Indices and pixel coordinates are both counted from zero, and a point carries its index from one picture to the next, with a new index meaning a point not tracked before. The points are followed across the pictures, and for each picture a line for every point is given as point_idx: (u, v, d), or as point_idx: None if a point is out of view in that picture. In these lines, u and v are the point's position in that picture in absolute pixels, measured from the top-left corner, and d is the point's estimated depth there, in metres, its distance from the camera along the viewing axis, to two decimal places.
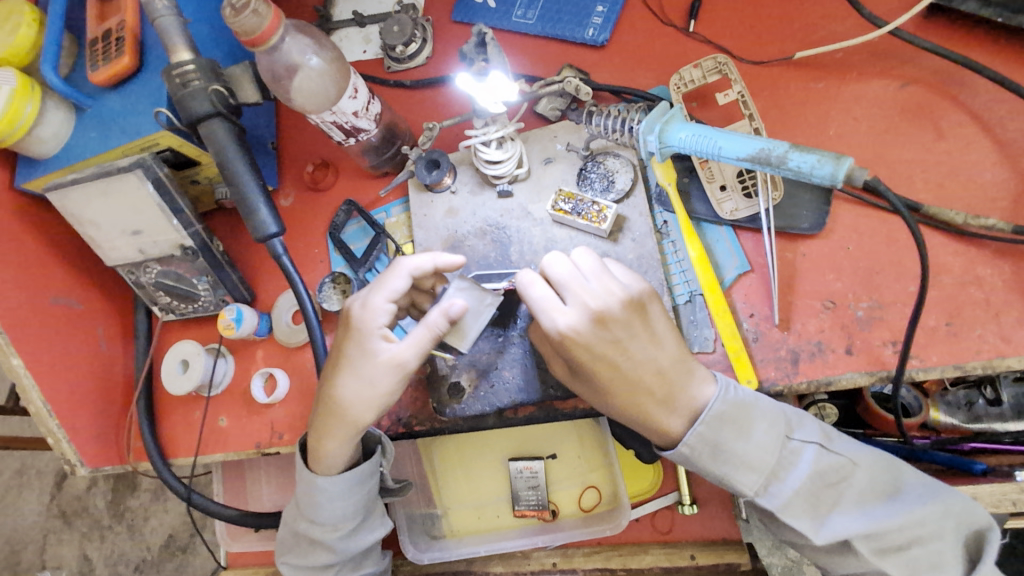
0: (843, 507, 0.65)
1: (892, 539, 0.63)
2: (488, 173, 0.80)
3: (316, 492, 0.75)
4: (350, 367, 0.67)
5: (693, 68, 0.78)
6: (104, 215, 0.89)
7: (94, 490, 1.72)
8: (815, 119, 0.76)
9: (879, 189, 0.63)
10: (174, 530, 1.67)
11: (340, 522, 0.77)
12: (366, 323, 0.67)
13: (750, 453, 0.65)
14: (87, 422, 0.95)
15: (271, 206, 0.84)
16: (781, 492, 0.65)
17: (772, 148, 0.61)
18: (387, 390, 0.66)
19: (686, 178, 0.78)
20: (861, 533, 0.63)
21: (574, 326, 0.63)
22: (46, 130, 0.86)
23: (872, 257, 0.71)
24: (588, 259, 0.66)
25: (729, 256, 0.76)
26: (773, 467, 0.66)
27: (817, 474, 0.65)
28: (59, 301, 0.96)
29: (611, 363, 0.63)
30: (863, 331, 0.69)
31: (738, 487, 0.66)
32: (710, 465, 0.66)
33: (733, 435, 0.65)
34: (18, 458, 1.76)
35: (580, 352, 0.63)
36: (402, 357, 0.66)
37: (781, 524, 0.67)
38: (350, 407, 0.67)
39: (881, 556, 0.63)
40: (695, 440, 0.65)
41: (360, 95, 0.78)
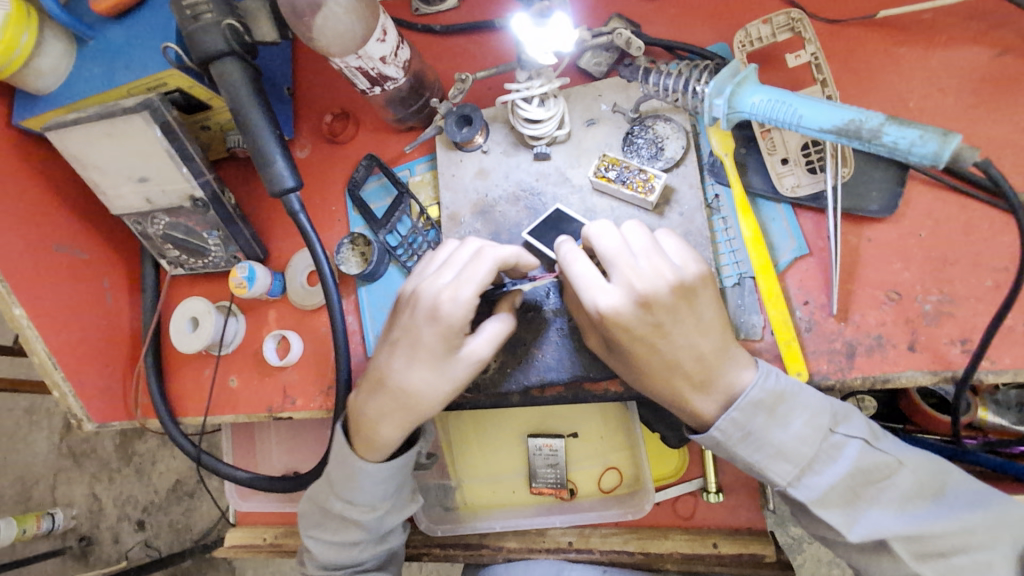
0: (881, 505, 0.59)
1: (935, 543, 0.57)
2: (526, 132, 0.73)
3: (360, 475, 0.71)
4: (431, 363, 0.65)
5: (762, 23, 0.71)
6: (109, 159, 0.83)
7: (102, 433, 1.71)
8: (894, 89, 0.68)
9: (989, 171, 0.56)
10: (180, 475, 1.68)
11: (379, 502, 0.74)
12: (456, 318, 0.63)
13: (786, 441, 0.59)
14: (93, 376, 0.92)
15: (288, 158, 0.78)
16: (817, 484, 0.59)
17: (863, 120, 0.54)
18: (462, 385, 0.66)
19: (744, 149, 0.71)
20: (901, 535, 0.57)
21: (618, 308, 0.58)
22: (45, 62, 0.79)
23: (946, 246, 0.65)
24: (641, 235, 0.61)
25: (786, 237, 0.70)
26: (810, 457, 0.60)
27: (858, 470, 0.59)
28: (62, 249, 0.91)
29: (653, 349, 0.59)
30: (929, 327, 0.64)
31: (768, 476, 0.61)
32: (740, 452, 0.61)
33: (768, 422, 0.60)
34: (27, 398, 1.77)
35: (620, 335, 0.59)
36: (481, 353, 0.65)
37: (812, 517, 0.61)
38: (427, 403, 0.66)
39: (919, 560, 0.57)
40: (727, 425, 0.60)
41: (389, 39, 0.71)
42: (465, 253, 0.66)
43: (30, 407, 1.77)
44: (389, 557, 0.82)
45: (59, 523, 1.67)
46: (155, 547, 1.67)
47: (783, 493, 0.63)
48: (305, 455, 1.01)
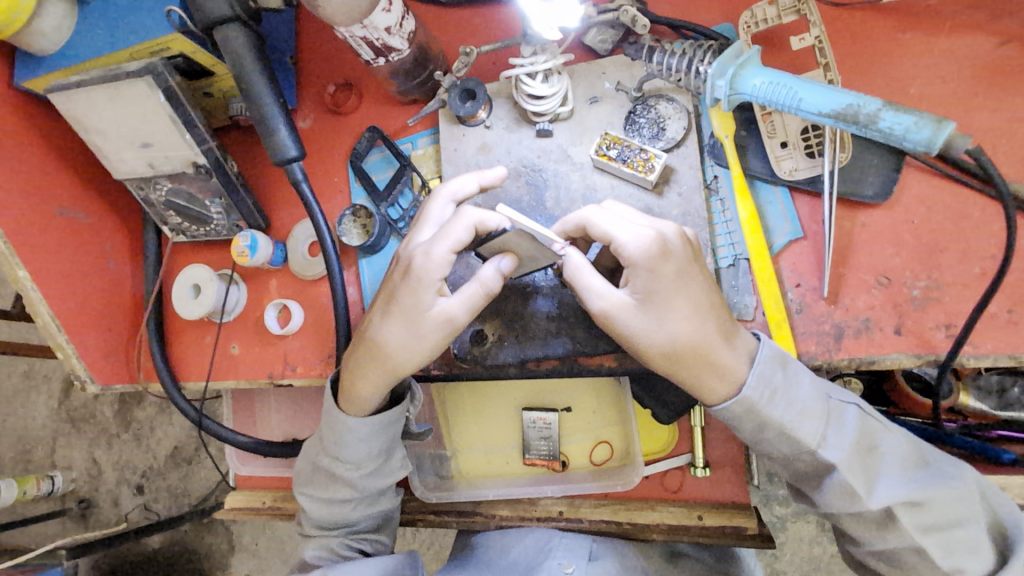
0: (890, 469, 0.61)
1: (934, 515, 0.59)
2: (529, 108, 0.73)
3: (343, 429, 0.75)
4: (403, 317, 0.67)
5: (768, 4, 0.70)
6: (112, 123, 0.83)
7: (101, 399, 1.73)
8: (895, 76, 0.69)
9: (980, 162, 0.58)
10: (179, 442, 1.70)
11: (363, 460, 0.77)
12: (427, 272, 0.65)
13: (806, 400, 0.61)
14: (96, 339, 0.94)
15: (292, 127, 0.78)
16: (843, 443, 0.61)
17: (862, 105, 0.55)
18: (431, 344, 0.67)
19: (744, 131, 0.72)
20: (911, 500, 0.59)
21: (656, 238, 0.60)
22: (47, 23, 0.78)
23: (937, 234, 0.66)
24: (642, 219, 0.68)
25: (782, 220, 0.71)
26: (828, 417, 0.62)
27: (862, 433, 0.62)
28: (64, 213, 0.92)
29: (682, 292, 0.60)
30: (916, 312, 0.65)
31: (799, 437, 0.61)
32: (771, 411, 0.61)
33: (786, 378, 0.62)
34: (26, 362, 1.79)
35: (661, 272, 0.60)
36: (452, 311, 0.66)
37: (829, 486, 0.61)
38: (399, 356, 0.67)
39: (925, 532, 0.59)
40: (758, 380, 0.61)
41: (394, 9, 0.71)
42: (440, 206, 0.70)
43: (27, 371, 1.79)
44: (384, 522, 0.85)
45: (59, 485, 1.71)
46: (154, 511, 1.71)
47: (806, 461, 0.63)
48: (304, 423, 1.03)
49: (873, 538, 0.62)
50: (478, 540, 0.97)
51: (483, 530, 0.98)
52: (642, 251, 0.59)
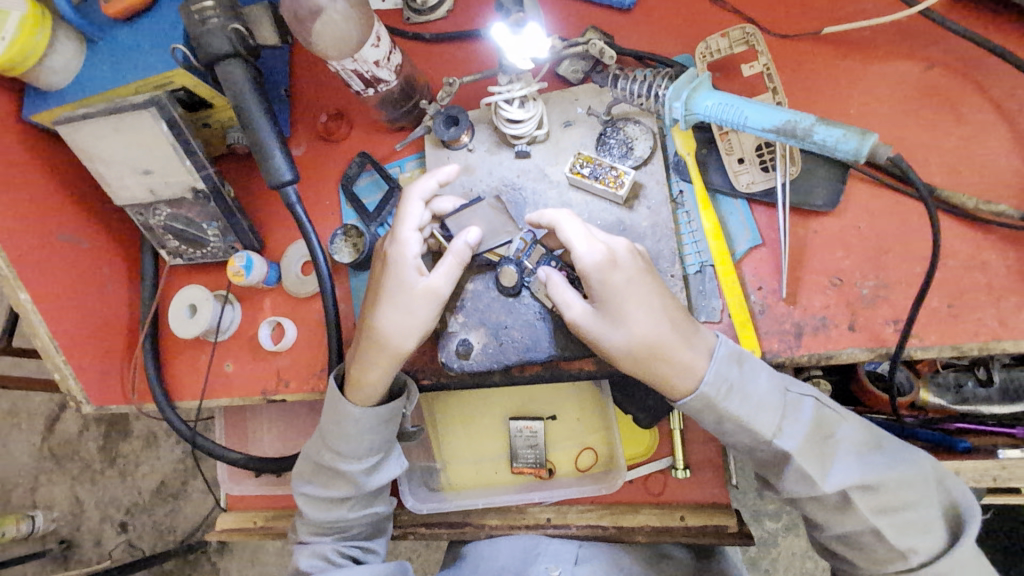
0: (846, 455, 0.65)
1: (889, 497, 0.63)
2: (508, 132, 0.79)
3: (349, 419, 0.79)
4: (389, 300, 0.74)
5: (720, 37, 0.78)
6: (115, 153, 0.88)
7: (87, 434, 1.73)
8: (837, 98, 0.76)
9: (908, 172, 0.66)
10: (165, 477, 1.70)
11: (364, 454, 0.81)
12: (401, 255, 0.75)
13: (762, 394, 0.65)
14: (93, 361, 0.97)
15: (286, 153, 0.84)
16: (795, 433, 0.65)
17: (798, 120, 0.63)
18: (422, 318, 0.74)
19: (705, 150, 0.79)
20: (863, 482, 0.63)
21: (606, 252, 0.67)
22: (57, 61, 0.84)
23: (881, 238, 0.72)
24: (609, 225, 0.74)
25: (742, 229, 0.77)
26: (783, 409, 0.66)
27: (817, 423, 0.66)
28: (66, 238, 0.95)
29: (632, 297, 0.66)
30: (867, 309, 0.71)
31: (756, 429, 0.65)
32: (728, 406, 0.65)
33: (742, 374, 0.66)
34: (9, 400, 1.78)
35: (609, 279, 0.66)
36: (435, 285, 0.74)
37: (787, 474, 0.65)
38: (393, 336, 0.74)
39: (878, 513, 0.63)
40: (714, 377, 0.65)
41: (382, 44, 0.77)
42: (415, 206, 0.76)
43: (9, 409, 1.78)
44: (376, 531, 0.89)
45: (40, 524, 1.69)
46: (139, 548, 1.69)
47: (763, 451, 0.67)
48: (296, 439, 1.06)
49: (833, 521, 0.65)
50: (467, 549, 0.99)
51: (473, 540, 1.00)
52: (592, 262, 0.66)
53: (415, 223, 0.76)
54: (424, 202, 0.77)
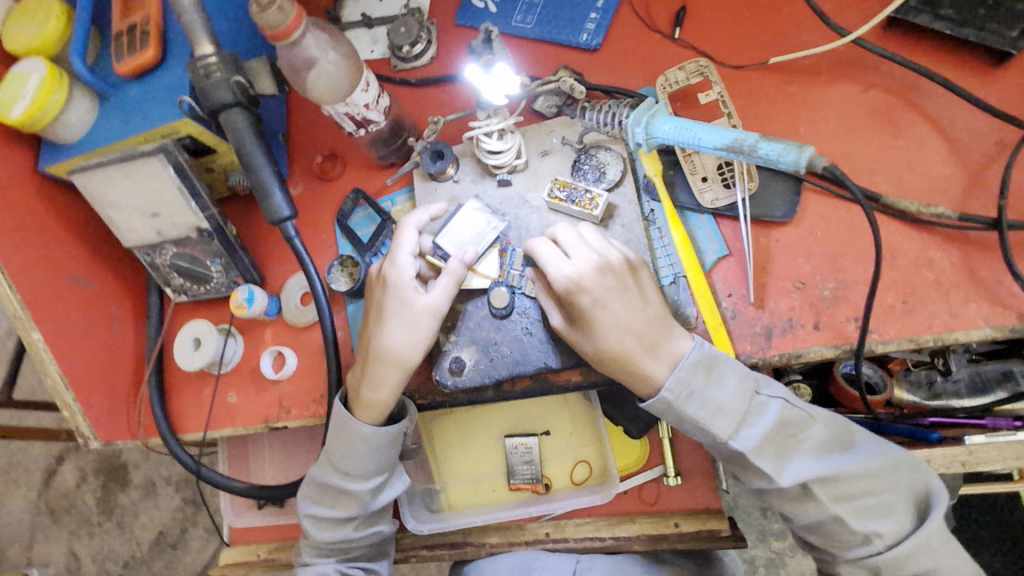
0: (804, 453, 0.69)
1: (846, 486, 0.67)
2: (489, 162, 0.86)
3: (358, 440, 0.82)
4: (393, 318, 0.80)
5: (678, 70, 0.87)
6: (124, 197, 0.94)
7: (84, 487, 1.75)
8: (787, 119, 0.84)
9: (845, 181, 0.69)
10: (163, 527, 1.71)
11: (371, 474, 0.85)
12: (399, 278, 0.80)
13: (723, 398, 0.69)
14: (100, 397, 1.00)
15: (285, 192, 0.90)
16: (753, 435, 0.68)
17: (744, 139, 0.68)
18: (425, 334, 0.79)
19: (671, 170, 0.86)
20: (819, 476, 0.67)
21: (570, 278, 0.70)
22: (73, 116, 0.92)
23: (837, 243, 0.78)
24: (591, 233, 0.75)
25: (710, 241, 0.83)
26: (743, 413, 0.69)
27: (781, 424, 0.69)
28: (76, 280, 1.01)
29: (598, 316, 0.71)
30: (829, 309, 0.76)
31: (712, 431, 0.69)
32: (687, 410, 0.70)
33: (706, 382, 0.69)
34: (6, 456, 1.79)
35: (575, 302, 0.71)
36: (435, 302, 0.79)
37: (749, 468, 0.70)
38: (401, 352, 0.80)
39: (837, 502, 0.67)
40: (675, 384, 0.69)
41: (371, 89, 0.85)
42: (409, 235, 0.82)
43: (6, 465, 1.79)
44: (379, 553, 0.92)
45: None
46: None
47: (723, 449, 0.71)
48: (297, 466, 1.09)
49: (803, 512, 0.69)
50: (471, 568, 1.03)
51: (476, 559, 1.03)
52: (559, 283, 0.71)
53: (410, 249, 0.82)
54: (417, 231, 0.83)
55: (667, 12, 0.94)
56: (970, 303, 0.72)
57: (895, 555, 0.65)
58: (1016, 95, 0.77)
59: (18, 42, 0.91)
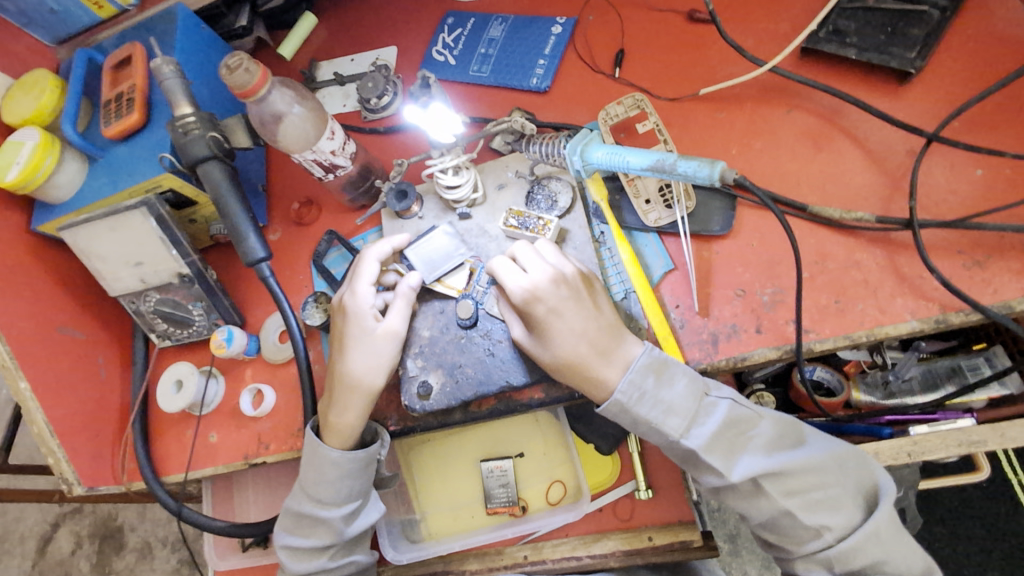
0: (754, 449, 0.71)
1: (795, 480, 0.69)
2: (447, 197, 0.91)
3: (328, 464, 0.85)
4: (356, 345, 0.85)
5: (617, 105, 0.95)
6: (110, 249, 1.01)
7: (80, 553, 1.85)
8: (720, 142, 0.91)
9: (747, 185, 0.73)
10: None
11: (344, 500, 0.86)
12: (359, 307, 0.85)
13: (673, 398, 0.72)
14: (84, 443, 1.03)
15: (259, 235, 0.96)
16: (702, 433, 0.71)
17: (666, 158, 0.74)
18: (387, 357, 0.85)
19: (618, 196, 0.92)
20: (768, 471, 0.69)
21: (528, 288, 0.75)
22: (63, 177, 0.99)
23: (773, 251, 0.83)
24: (546, 248, 0.81)
25: (656, 257, 0.88)
26: (693, 413, 0.72)
27: (730, 422, 0.72)
28: (65, 330, 1.05)
29: (554, 323, 0.75)
30: (769, 313, 0.81)
31: (664, 430, 0.72)
32: (640, 410, 0.73)
33: (657, 384, 0.73)
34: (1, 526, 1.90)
35: (531, 311, 0.75)
36: (393, 325, 0.85)
37: (701, 465, 0.72)
38: (365, 377, 0.84)
39: (787, 496, 0.69)
40: (628, 386, 0.72)
41: (337, 137, 0.92)
42: (370, 266, 0.87)
43: (3, 534, 1.89)
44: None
45: None
46: None
47: (677, 449, 0.73)
48: (280, 503, 1.11)
49: (755, 510, 0.71)
50: None
51: None
52: (517, 296, 0.76)
53: (370, 279, 0.87)
54: (379, 261, 0.88)
55: (608, 54, 1.02)
56: (897, 299, 0.76)
57: (846, 545, 0.67)
58: (924, 108, 0.84)
59: (15, 114, 1.00)
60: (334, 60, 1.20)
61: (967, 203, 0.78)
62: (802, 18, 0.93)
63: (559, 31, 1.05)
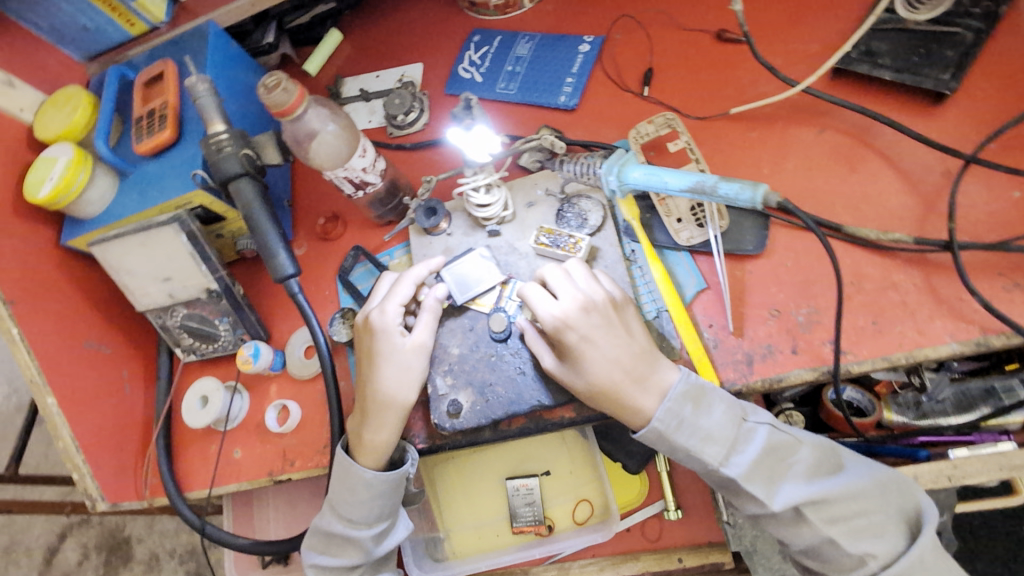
0: (795, 477, 0.70)
1: (837, 508, 0.68)
2: (477, 214, 0.92)
3: (361, 485, 0.84)
4: (385, 362, 0.85)
5: (648, 123, 0.96)
6: (140, 264, 1.01)
7: (87, 564, 1.84)
8: (751, 162, 0.91)
9: (791, 208, 0.76)
10: None
11: (375, 520, 0.86)
12: (387, 325, 0.85)
13: (712, 426, 0.72)
14: (108, 459, 1.02)
15: (289, 251, 0.96)
16: (742, 461, 0.71)
17: (705, 180, 0.75)
18: (418, 371, 0.85)
19: (648, 214, 0.92)
20: (810, 499, 0.68)
21: (558, 318, 0.75)
22: (94, 192, 1.00)
23: (808, 271, 0.83)
24: (578, 269, 0.80)
25: (688, 276, 0.88)
26: (732, 440, 0.72)
27: (770, 449, 0.71)
28: (91, 345, 1.05)
29: (586, 350, 0.75)
30: (805, 333, 0.80)
31: (703, 458, 0.72)
32: (678, 438, 0.73)
33: (695, 411, 0.72)
34: (7, 537, 1.88)
35: (564, 338, 0.75)
36: (421, 339, 0.86)
37: (742, 494, 0.72)
38: (394, 393, 0.83)
39: (830, 524, 0.68)
40: (665, 414, 0.73)
41: (368, 154, 0.92)
42: (405, 287, 0.87)
43: (9, 545, 1.87)
44: None
45: None
46: None
47: (716, 476, 0.73)
48: (302, 520, 1.10)
49: (796, 538, 0.70)
50: None
51: None
52: (548, 323, 0.75)
53: (400, 299, 0.87)
54: (415, 284, 0.89)
55: (636, 72, 1.03)
56: (936, 320, 0.76)
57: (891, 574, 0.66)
58: (958, 129, 0.84)
59: (48, 130, 1.01)
60: (359, 76, 1.21)
61: (1004, 224, 0.78)
62: (832, 39, 0.93)
63: (587, 49, 1.06)
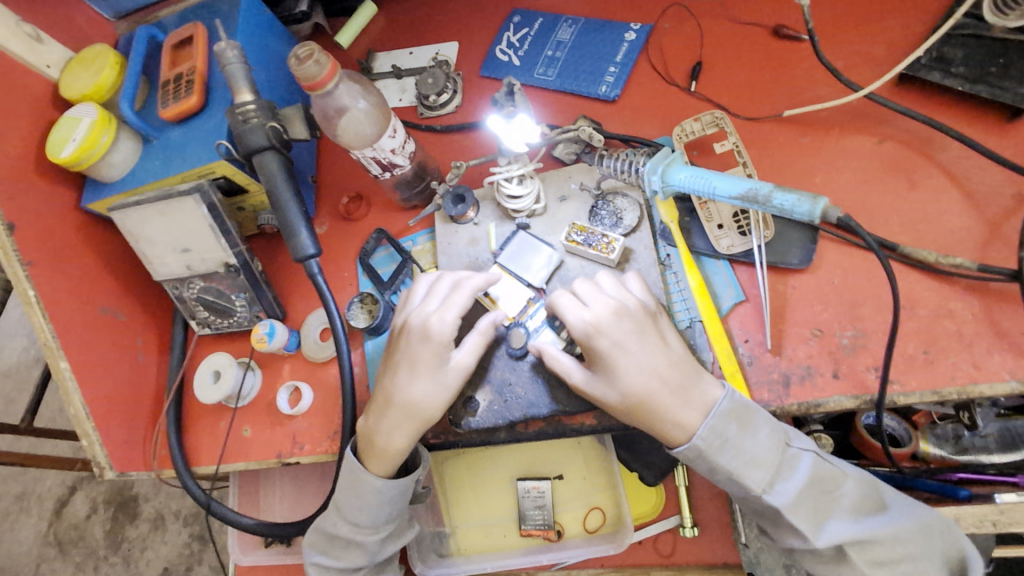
0: (840, 512, 0.67)
1: (884, 550, 0.65)
2: (508, 206, 0.87)
3: (370, 492, 0.81)
4: (425, 372, 0.79)
5: (693, 121, 0.90)
6: (158, 233, 0.99)
7: (94, 518, 1.86)
8: (803, 169, 0.86)
9: (852, 227, 0.70)
10: (168, 563, 1.81)
11: (381, 524, 0.84)
12: (443, 336, 0.78)
13: (756, 449, 0.68)
14: (118, 427, 1.01)
15: (310, 230, 0.92)
16: (786, 490, 0.67)
17: (758, 188, 0.71)
18: (453, 392, 0.79)
19: (687, 218, 0.87)
20: (856, 538, 0.65)
21: (590, 321, 0.71)
22: (117, 156, 0.98)
23: (855, 291, 0.78)
24: (608, 280, 0.76)
25: (726, 287, 0.83)
26: (777, 466, 0.68)
27: (815, 480, 0.68)
28: (106, 310, 1.03)
29: (620, 358, 0.70)
30: (848, 357, 0.76)
31: (745, 483, 0.68)
32: (719, 459, 0.68)
33: (740, 432, 0.68)
34: (20, 484, 1.92)
35: (597, 343, 0.71)
36: (467, 362, 0.79)
37: (783, 525, 0.68)
38: (424, 407, 0.78)
39: (874, 568, 0.65)
40: (708, 432, 0.68)
41: (398, 135, 0.87)
42: (465, 296, 0.80)
43: (22, 493, 1.91)
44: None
45: None
46: None
47: (756, 503, 0.69)
48: (307, 503, 1.10)
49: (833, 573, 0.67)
50: None
51: None
52: (579, 329, 0.71)
53: (461, 309, 0.79)
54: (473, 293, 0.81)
55: (684, 65, 0.97)
56: (994, 355, 0.71)
57: None
58: None
59: (73, 89, 0.98)
60: (392, 52, 1.17)
61: None
62: (900, 42, 0.87)
63: (633, 37, 1.01)
